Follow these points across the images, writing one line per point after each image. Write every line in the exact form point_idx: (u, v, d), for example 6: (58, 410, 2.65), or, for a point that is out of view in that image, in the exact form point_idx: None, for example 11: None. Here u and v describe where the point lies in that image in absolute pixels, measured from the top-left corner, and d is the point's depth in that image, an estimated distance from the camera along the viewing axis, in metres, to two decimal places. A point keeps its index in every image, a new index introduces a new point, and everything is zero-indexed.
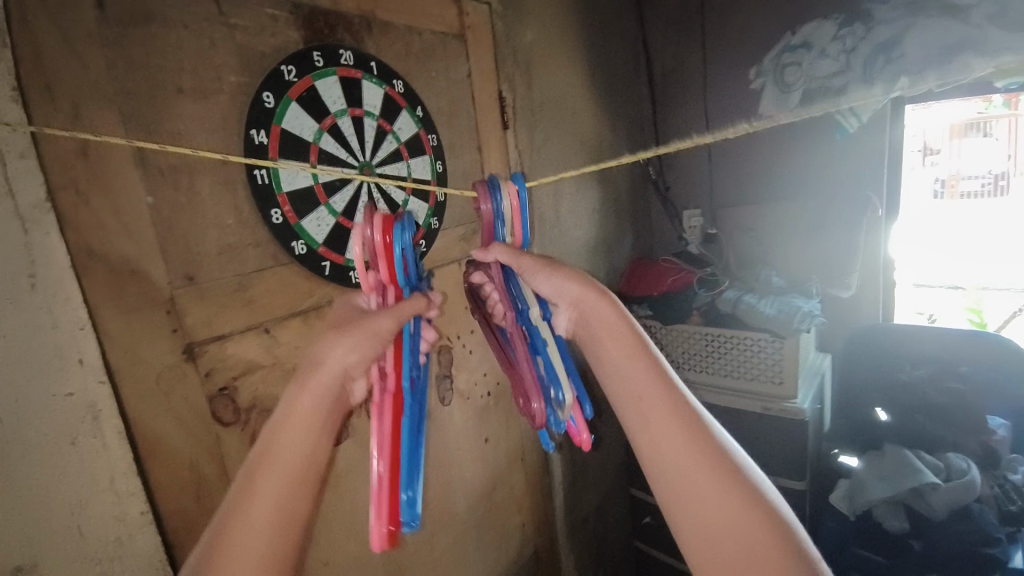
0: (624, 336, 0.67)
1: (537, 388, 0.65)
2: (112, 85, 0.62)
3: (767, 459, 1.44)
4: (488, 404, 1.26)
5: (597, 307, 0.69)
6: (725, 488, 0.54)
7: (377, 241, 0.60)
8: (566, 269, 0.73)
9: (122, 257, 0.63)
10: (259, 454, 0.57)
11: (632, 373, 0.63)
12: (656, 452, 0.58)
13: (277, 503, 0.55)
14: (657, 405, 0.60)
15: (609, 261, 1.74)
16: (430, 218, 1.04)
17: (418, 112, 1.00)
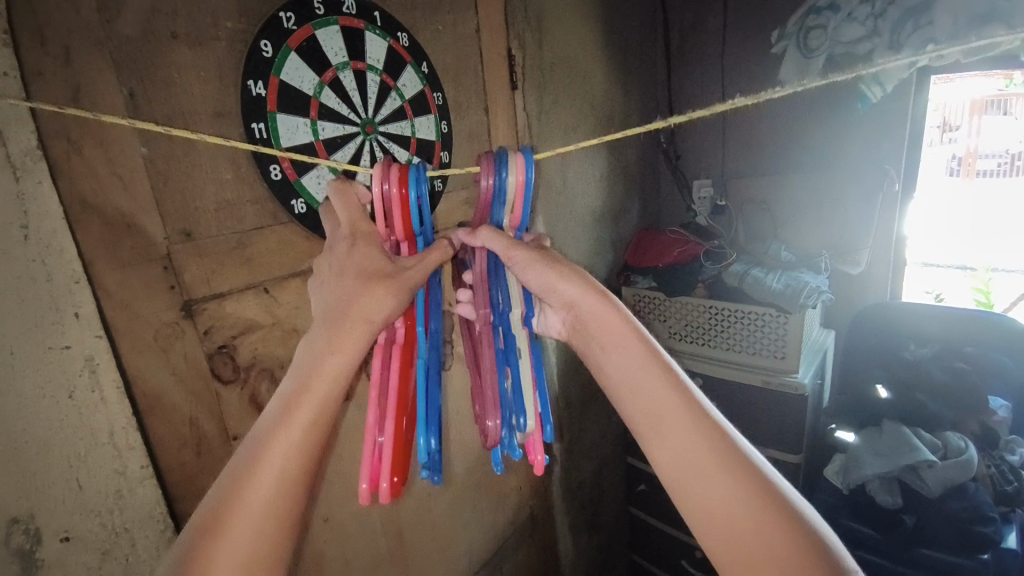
0: (631, 341, 0.64)
1: (496, 406, 0.65)
2: (103, 28, 0.58)
3: (764, 432, 1.45)
4: None
5: (598, 307, 0.67)
6: (742, 489, 0.54)
7: (394, 196, 0.59)
8: (561, 266, 0.68)
9: (117, 209, 0.62)
10: (300, 381, 0.56)
11: (642, 379, 0.62)
12: (671, 460, 0.57)
13: (307, 438, 0.55)
14: (669, 411, 0.59)
15: (615, 231, 1.72)
16: (435, 180, 1.02)
17: (422, 68, 0.96)
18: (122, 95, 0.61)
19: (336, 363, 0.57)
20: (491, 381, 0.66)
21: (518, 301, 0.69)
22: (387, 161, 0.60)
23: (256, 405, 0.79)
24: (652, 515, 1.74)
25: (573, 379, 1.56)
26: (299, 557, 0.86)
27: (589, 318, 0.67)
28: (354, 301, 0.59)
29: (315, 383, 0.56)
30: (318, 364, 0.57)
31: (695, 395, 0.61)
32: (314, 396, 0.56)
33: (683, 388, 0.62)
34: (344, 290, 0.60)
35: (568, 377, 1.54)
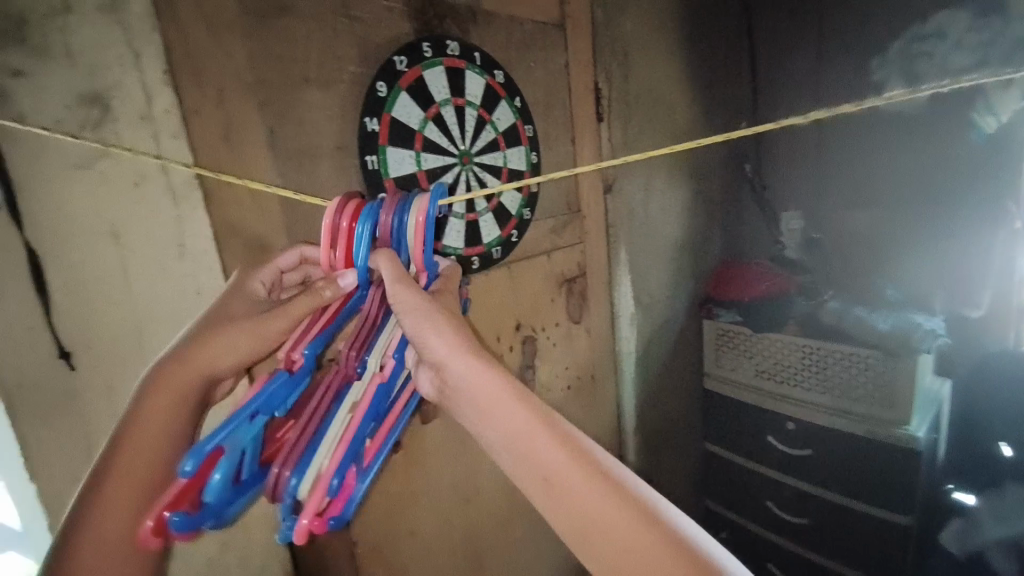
0: (508, 402, 0.50)
1: (293, 452, 0.48)
2: (251, 73, 0.66)
3: (866, 486, 1.32)
4: (569, 396, 1.29)
5: (466, 366, 0.51)
6: (648, 551, 0.43)
7: (342, 229, 0.54)
8: (431, 320, 0.52)
9: (254, 233, 0.68)
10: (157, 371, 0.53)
11: (533, 446, 0.48)
12: (592, 540, 0.45)
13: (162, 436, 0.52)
14: (572, 480, 0.47)
15: (699, 266, 1.68)
16: (523, 208, 1.07)
17: (516, 102, 1.01)
18: (264, 133, 0.68)
19: (166, 405, 0.52)
20: (307, 428, 0.50)
21: (377, 354, 0.56)
22: (346, 196, 0.57)
23: None
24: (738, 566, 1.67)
25: (648, 412, 1.56)
26: (385, 569, 0.89)
27: (460, 384, 0.51)
28: (192, 350, 0.54)
29: (150, 424, 0.52)
30: (145, 406, 0.52)
31: (583, 442, 0.50)
32: (144, 441, 0.51)
33: (569, 446, 0.49)
34: (194, 331, 0.55)
35: (645, 410, 1.55)
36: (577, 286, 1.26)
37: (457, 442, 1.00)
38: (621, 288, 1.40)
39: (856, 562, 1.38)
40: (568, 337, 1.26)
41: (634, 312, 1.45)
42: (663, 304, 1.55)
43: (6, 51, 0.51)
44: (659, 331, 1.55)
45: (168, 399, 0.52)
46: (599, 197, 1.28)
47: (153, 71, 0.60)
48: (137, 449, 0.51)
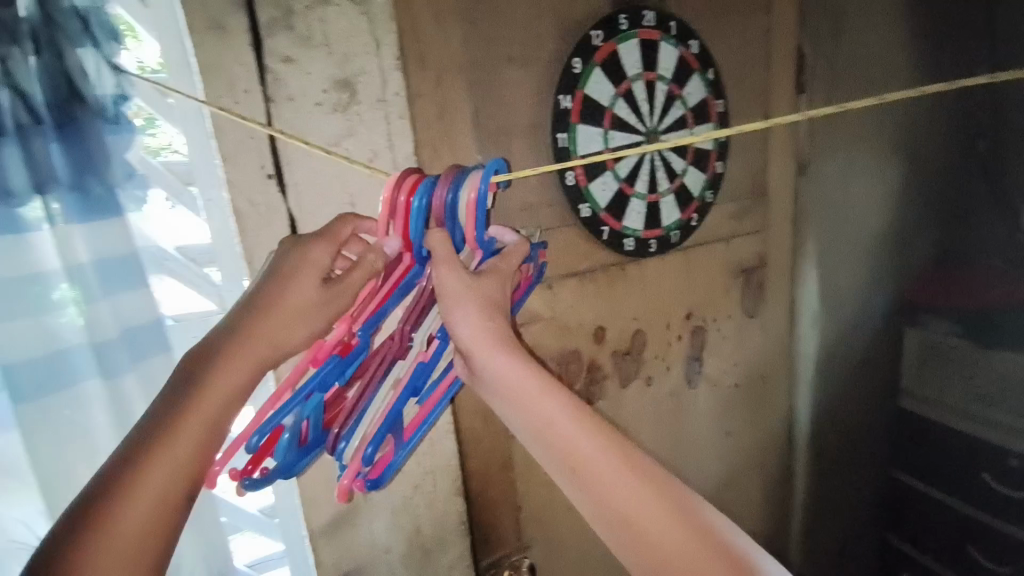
0: (536, 391, 0.49)
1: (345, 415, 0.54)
2: (464, 56, 0.70)
3: None
4: (736, 395, 1.20)
5: (498, 360, 0.50)
6: (680, 536, 0.43)
7: (399, 203, 0.50)
8: (461, 306, 0.51)
9: None
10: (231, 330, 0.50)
11: (564, 436, 0.48)
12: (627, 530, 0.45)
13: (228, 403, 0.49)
14: (603, 470, 0.46)
15: (901, 261, 1.38)
16: (706, 190, 0.99)
17: (709, 75, 0.92)
18: (470, 111, 0.72)
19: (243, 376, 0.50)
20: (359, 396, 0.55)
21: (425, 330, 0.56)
22: (408, 170, 0.52)
23: None
24: None
25: (826, 426, 1.40)
26: (542, 533, 0.96)
27: (496, 372, 0.50)
28: (270, 321, 0.51)
29: (221, 386, 0.48)
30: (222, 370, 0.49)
31: (612, 429, 0.48)
32: (213, 402, 0.48)
33: (596, 435, 0.47)
34: (262, 297, 0.51)
35: (821, 422, 1.39)
36: (756, 277, 1.15)
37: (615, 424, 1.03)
38: (804, 282, 1.26)
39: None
40: (741, 332, 1.17)
41: (819, 311, 1.29)
42: (852, 305, 1.35)
43: (279, 39, 0.57)
44: (847, 336, 1.36)
45: (244, 367, 0.50)
46: (789, 180, 1.15)
47: (389, 57, 0.63)
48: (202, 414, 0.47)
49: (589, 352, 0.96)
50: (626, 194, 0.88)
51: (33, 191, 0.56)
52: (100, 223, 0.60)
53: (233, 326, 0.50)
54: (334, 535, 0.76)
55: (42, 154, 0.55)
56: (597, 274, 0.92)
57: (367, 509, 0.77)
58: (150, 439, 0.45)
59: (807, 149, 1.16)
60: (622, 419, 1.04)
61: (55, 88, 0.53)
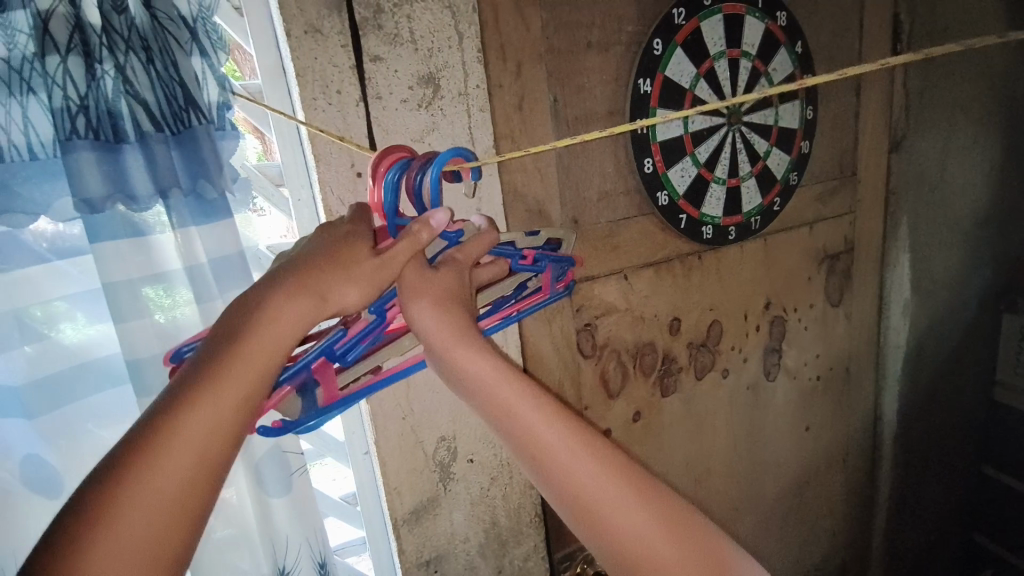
0: (505, 383, 0.42)
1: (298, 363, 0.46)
2: (544, 44, 0.68)
3: None
4: (816, 388, 1.14)
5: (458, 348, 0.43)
6: (661, 530, 0.39)
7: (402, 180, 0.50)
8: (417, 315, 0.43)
9: (535, 198, 0.73)
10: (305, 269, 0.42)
11: (543, 439, 0.41)
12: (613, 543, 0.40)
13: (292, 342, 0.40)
14: (584, 474, 0.40)
15: (1005, 244, 1.26)
16: (789, 172, 0.93)
17: (797, 48, 0.86)
18: (549, 101, 0.70)
19: (287, 335, 0.39)
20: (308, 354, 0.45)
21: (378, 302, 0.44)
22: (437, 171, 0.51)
23: (604, 384, 0.87)
24: None
25: (914, 422, 1.32)
26: None
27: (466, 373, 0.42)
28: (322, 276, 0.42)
29: (259, 349, 0.38)
30: (260, 328, 0.39)
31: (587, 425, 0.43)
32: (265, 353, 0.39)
33: (569, 427, 0.42)
34: (309, 257, 0.42)
35: (909, 417, 1.31)
36: (841, 264, 1.08)
37: (691, 418, 1.00)
38: (895, 268, 1.17)
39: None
40: (824, 322, 1.10)
41: (910, 298, 1.19)
42: (947, 293, 1.25)
43: (369, 39, 0.58)
44: (941, 325, 1.26)
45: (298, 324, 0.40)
46: (880, 158, 1.07)
47: (471, 49, 0.63)
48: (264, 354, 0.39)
49: (665, 345, 0.92)
50: (706, 180, 0.84)
51: (156, 196, 0.57)
52: (213, 225, 0.61)
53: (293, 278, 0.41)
54: (416, 525, 0.75)
55: (162, 160, 0.56)
56: (674, 263, 0.89)
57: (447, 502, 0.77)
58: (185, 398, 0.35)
59: (900, 124, 1.07)
60: (697, 413, 1.00)
61: (170, 96, 0.55)
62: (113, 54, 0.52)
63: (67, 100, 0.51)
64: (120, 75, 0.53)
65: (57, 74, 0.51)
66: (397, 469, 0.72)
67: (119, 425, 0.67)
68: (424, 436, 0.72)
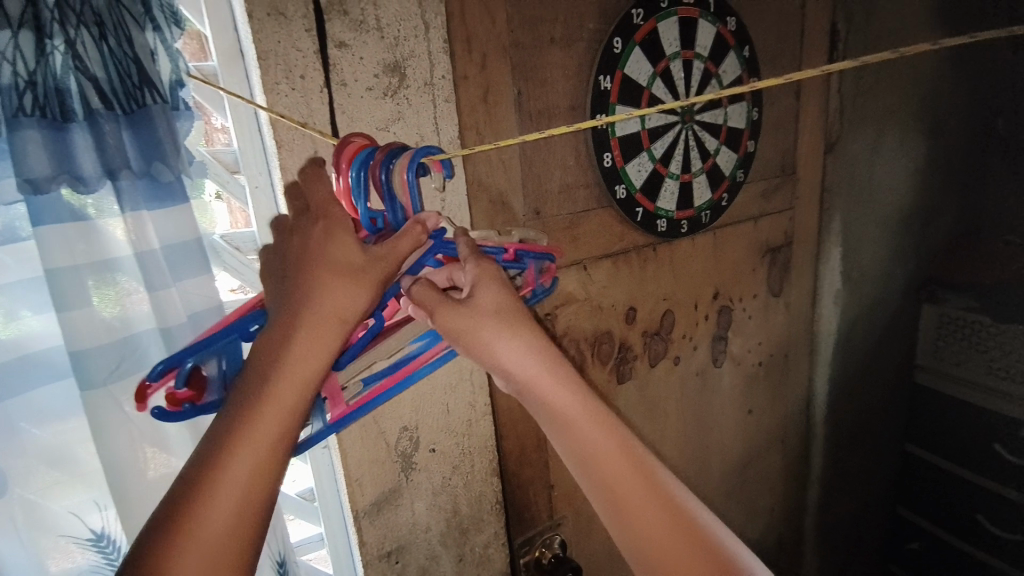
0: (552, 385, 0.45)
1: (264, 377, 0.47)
2: (508, 38, 0.69)
3: None
4: (758, 373, 1.22)
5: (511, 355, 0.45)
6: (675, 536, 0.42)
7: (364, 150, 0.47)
8: (485, 328, 0.45)
9: (497, 189, 0.74)
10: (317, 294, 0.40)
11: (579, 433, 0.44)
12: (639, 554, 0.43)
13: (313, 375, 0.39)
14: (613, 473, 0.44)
15: (921, 239, 1.39)
16: (736, 170, 0.99)
17: (745, 52, 0.91)
18: (513, 94, 0.71)
19: (312, 363, 0.40)
20: None
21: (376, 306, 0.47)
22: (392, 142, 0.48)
23: None
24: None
25: (843, 402, 1.43)
26: (574, 511, 0.93)
27: (519, 368, 0.45)
28: (320, 279, 0.40)
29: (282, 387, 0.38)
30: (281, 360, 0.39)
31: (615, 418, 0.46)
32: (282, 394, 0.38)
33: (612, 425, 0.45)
34: (313, 266, 0.41)
35: (838, 399, 1.41)
36: (781, 256, 1.16)
37: (644, 403, 1.04)
38: (828, 261, 1.27)
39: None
40: (766, 310, 1.17)
41: (841, 289, 1.29)
42: (873, 283, 1.35)
43: (335, 24, 0.57)
44: (867, 314, 1.37)
45: (322, 350, 0.40)
46: (817, 158, 1.15)
47: (437, 40, 0.63)
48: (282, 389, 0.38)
49: (621, 333, 0.95)
50: (661, 175, 0.88)
51: (105, 176, 0.55)
52: (168, 210, 0.58)
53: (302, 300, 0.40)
54: (377, 516, 0.73)
55: (113, 140, 0.54)
56: (631, 255, 0.92)
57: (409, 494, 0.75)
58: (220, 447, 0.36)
59: (834, 127, 1.15)
60: (651, 398, 1.05)
61: (124, 73, 0.52)
62: (65, 28, 0.49)
63: (15, 76, 0.48)
64: (70, 51, 0.50)
65: (5, 48, 0.48)
66: (359, 460, 0.69)
67: (58, 423, 0.63)
68: (385, 427, 0.70)
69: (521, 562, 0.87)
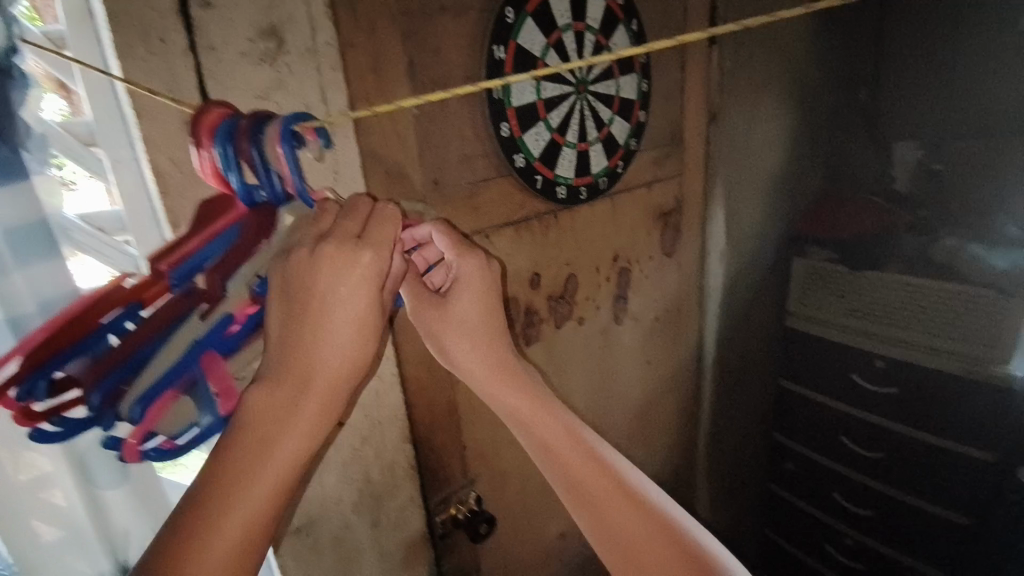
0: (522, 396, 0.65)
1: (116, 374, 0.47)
2: (396, 4, 0.68)
3: (945, 422, 1.29)
4: (655, 327, 1.33)
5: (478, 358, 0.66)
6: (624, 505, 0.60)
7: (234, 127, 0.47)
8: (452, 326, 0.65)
9: (393, 161, 0.73)
10: (322, 345, 0.45)
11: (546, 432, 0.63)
12: (598, 517, 0.60)
13: (312, 420, 0.44)
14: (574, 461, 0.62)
15: (790, 199, 1.57)
16: (629, 139, 1.04)
17: (633, 26, 0.95)
18: (405, 63, 0.70)
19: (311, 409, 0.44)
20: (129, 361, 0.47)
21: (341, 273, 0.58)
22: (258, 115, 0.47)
23: None
24: (797, 496, 1.67)
25: (728, 348, 1.59)
26: (487, 468, 0.98)
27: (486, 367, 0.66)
28: (329, 329, 0.46)
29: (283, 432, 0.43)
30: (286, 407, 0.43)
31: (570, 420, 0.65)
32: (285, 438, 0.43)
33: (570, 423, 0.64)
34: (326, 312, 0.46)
35: (724, 345, 1.58)
36: (672, 219, 1.25)
37: (551, 362, 1.10)
38: (713, 222, 1.38)
39: (959, 504, 1.33)
40: (661, 269, 1.27)
41: (724, 246, 1.42)
42: (751, 241, 1.50)
43: None
44: (747, 268, 1.52)
45: (324, 399, 0.45)
46: (702, 127, 1.23)
47: (319, 5, 0.60)
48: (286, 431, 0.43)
49: (526, 297, 0.99)
50: (558, 144, 0.91)
51: None
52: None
53: (308, 351, 0.45)
54: None
55: None
56: (532, 222, 0.95)
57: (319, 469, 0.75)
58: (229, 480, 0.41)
59: (716, 98, 1.25)
60: (557, 357, 1.11)
61: None
62: None
63: None
64: None
65: None
66: None
67: None
68: None
69: (437, 521, 0.90)
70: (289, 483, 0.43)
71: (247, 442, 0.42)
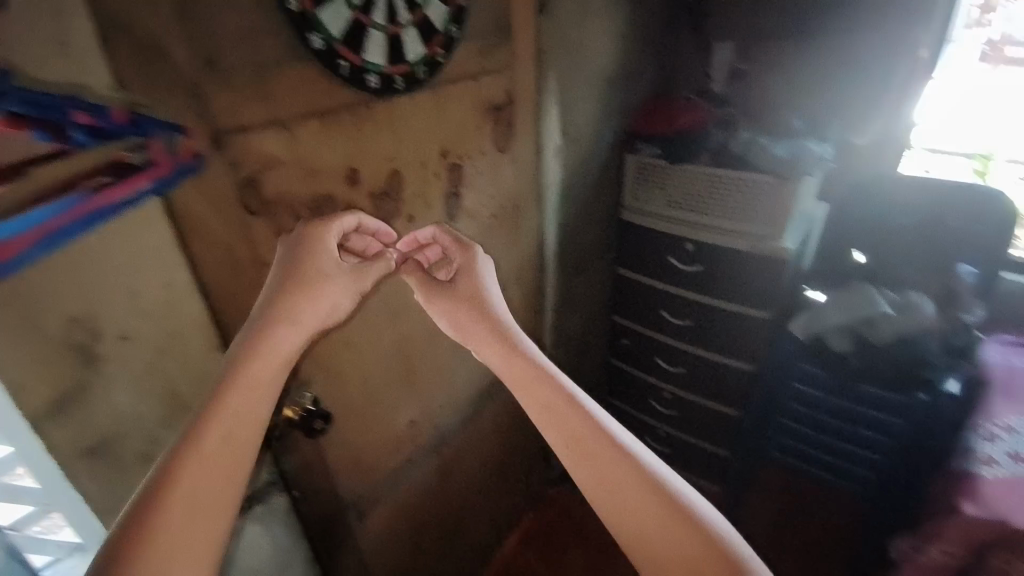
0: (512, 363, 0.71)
1: None
2: None
3: (733, 287, 1.53)
4: (494, 223, 1.36)
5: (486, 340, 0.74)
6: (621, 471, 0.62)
7: None
8: (453, 307, 0.78)
9: (143, 32, 0.62)
10: (258, 341, 0.62)
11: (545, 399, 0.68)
12: (594, 487, 0.63)
13: (246, 405, 0.58)
14: (569, 426, 0.65)
15: (623, 98, 1.65)
16: (448, 26, 1.00)
17: None
18: None
19: (249, 398, 0.59)
20: None
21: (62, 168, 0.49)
22: None
23: None
24: (635, 365, 1.89)
25: (569, 242, 1.71)
26: (322, 372, 0.97)
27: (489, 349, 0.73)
28: (271, 330, 0.63)
29: (230, 413, 0.57)
30: (226, 390, 0.58)
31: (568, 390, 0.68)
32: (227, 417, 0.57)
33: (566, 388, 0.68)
34: (263, 322, 0.64)
35: (564, 239, 1.68)
36: (504, 114, 1.24)
37: None
38: (548, 117, 1.39)
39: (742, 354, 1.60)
40: (496, 167, 1.29)
41: (560, 143, 1.47)
42: (586, 138, 1.56)
43: None
44: (582, 165, 1.60)
45: (258, 387, 0.60)
46: (531, 18, 1.22)
47: None
48: (227, 417, 0.57)
49: (346, 196, 0.93)
50: (363, 26, 0.84)
51: None
52: None
53: (247, 350, 0.61)
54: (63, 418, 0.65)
55: None
56: (342, 113, 0.87)
57: (104, 388, 0.69)
58: (185, 456, 0.53)
59: None
60: None
61: None
62: None
63: None
64: None
65: None
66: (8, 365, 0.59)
67: None
68: (43, 321, 0.60)
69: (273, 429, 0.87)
70: (234, 456, 0.55)
71: (197, 425, 0.55)
